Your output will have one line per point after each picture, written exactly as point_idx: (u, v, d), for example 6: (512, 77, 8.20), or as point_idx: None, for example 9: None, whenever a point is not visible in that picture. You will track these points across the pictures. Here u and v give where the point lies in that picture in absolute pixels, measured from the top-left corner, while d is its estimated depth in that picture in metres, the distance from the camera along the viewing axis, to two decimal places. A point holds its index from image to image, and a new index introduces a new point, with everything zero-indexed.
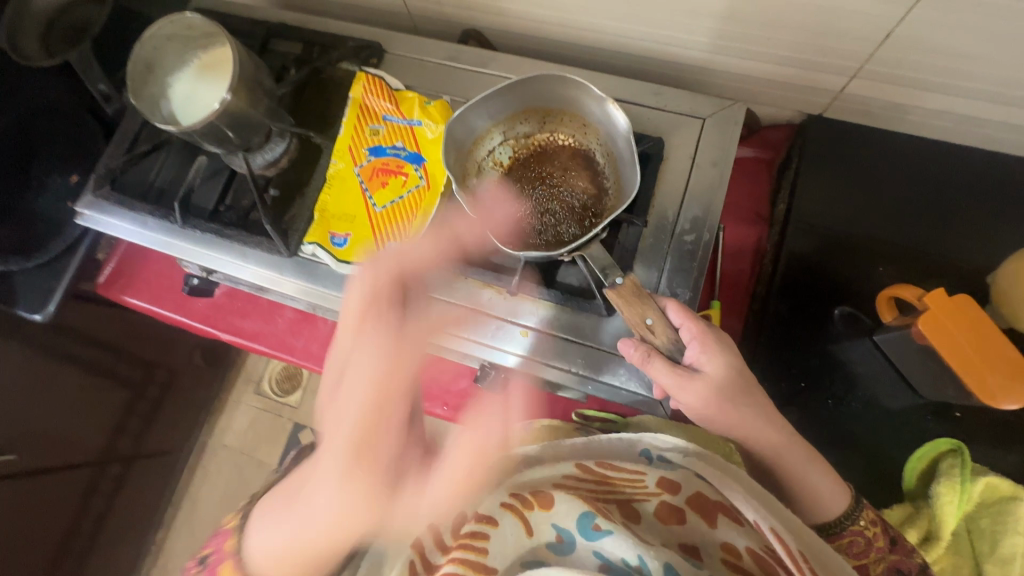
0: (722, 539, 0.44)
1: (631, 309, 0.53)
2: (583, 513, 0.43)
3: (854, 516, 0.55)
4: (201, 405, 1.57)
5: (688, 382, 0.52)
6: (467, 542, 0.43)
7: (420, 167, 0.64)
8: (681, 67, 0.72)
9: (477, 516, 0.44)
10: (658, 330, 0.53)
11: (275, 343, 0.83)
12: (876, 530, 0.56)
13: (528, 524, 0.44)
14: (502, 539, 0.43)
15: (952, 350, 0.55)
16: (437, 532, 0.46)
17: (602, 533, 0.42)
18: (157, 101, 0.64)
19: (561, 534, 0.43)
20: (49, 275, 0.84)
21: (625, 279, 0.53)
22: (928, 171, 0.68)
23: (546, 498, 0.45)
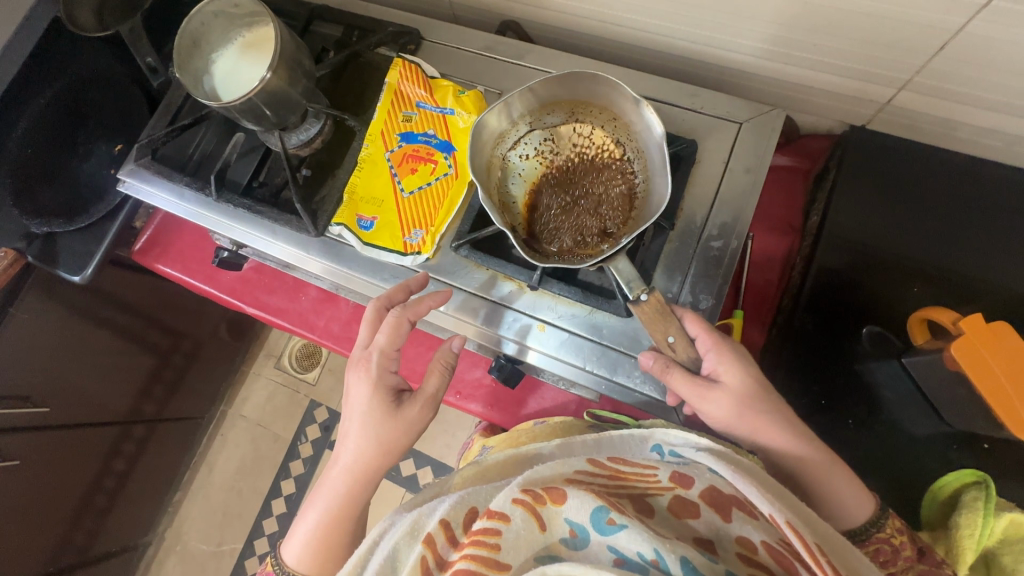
0: (736, 534, 0.45)
1: (655, 326, 0.53)
2: (596, 508, 0.44)
3: (881, 523, 0.53)
4: (223, 375, 1.62)
5: (704, 395, 0.53)
6: (478, 538, 0.45)
7: (450, 156, 0.65)
8: (721, 70, 0.70)
9: (490, 512, 0.46)
10: (680, 346, 0.53)
11: (297, 320, 0.85)
12: (903, 539, 0.54)
13: (541, 520, 0.46)
14: (515, 536, 0.45)
15: (984, 377, 0.53)
16: (448, 526, 0.48)
17: (615, 527, 0.43)
18: (201, 76, 0.66)
19: (573, 529, 0.45)
20: (91, 239, 0.87)
21: (650, 296, 0.53)
22: (974, 191, 0.65)
23: (558, 493, 0.46)
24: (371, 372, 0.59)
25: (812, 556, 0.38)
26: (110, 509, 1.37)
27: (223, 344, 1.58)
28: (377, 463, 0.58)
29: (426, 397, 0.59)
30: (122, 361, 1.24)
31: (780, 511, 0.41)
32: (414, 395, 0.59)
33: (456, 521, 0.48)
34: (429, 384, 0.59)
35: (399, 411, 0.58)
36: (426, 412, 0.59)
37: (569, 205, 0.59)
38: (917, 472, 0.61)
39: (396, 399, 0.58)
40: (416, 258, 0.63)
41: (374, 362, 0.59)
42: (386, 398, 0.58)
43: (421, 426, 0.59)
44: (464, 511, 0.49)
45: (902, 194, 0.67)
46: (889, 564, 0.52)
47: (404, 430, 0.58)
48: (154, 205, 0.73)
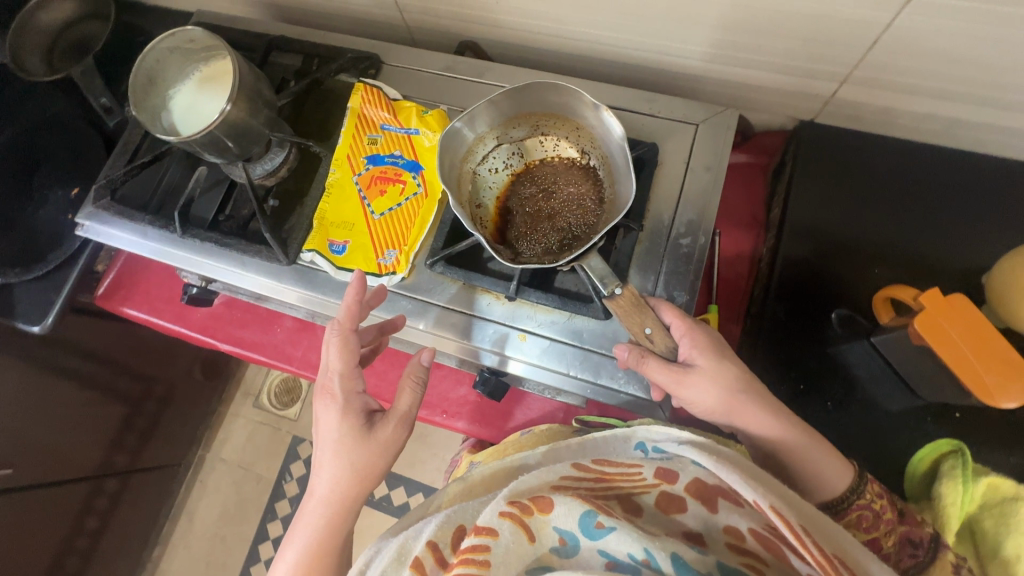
0: (723, 523, 0.47)
1: (631, 319, 0.55)
2: (583, 513, 0.45)
3: (860, 490, 0.55)
4: (199, 418, 1.57)
5: (679, 380, 0.54)
6: (467, 556, 0.44)
7: (418, 175, 0.65)
8: (674, 76, 0.73)
9: (477, 528, 0.46)
10: (657, 338, 0.55)
11: (274, 352, 0.83)
12: (883, 503, 0.55)
13: (530, 531, 0.46)
14: (505, 548, 0.45)
15: (949, 349, 0.54)
16: (436, 548, 0.47)
17: (604, 530, 0.44)
18: (158, 113, 0.65)
19: (563, 536, 0.46)
20: (50, 287, 0.84)
21: (624, 289, 0.55)
22: (918, 173, 0.68)
23: (544, 502, 0.46)
24: (337, 397, 0.57)
25: (796, 539, 0.39)
26: (83, 571, 1.29)
27: (197, 386, 1.53)
28: (355, 491, 0.56)
29: (398, 416, 0.57)
30: (90, 413, 1.19)
31: (762, 496, 0.41)
32: (385, 415, 0.57)
33: (444, 541, 0.48)
34: (401, 402, 0.57)
35: (370, 432, 0.55)
36: (399, 432, 0.57)
37: (541, 215, 0.60)
38: (898, 449, 0.62)
39: (367, 421, 0.56)
40: (391, 278, 0.62)
41: (338, 386, 0.57)
42: (355, 421, 0.56)
43: (396, 447, 0.57)
44: (451, 530, 0.48)
45: (854, 181, 0.70)
46: (871, 530, 0.54)
47: (378, 453, 0.55)
48: (115, 246, 0.71)
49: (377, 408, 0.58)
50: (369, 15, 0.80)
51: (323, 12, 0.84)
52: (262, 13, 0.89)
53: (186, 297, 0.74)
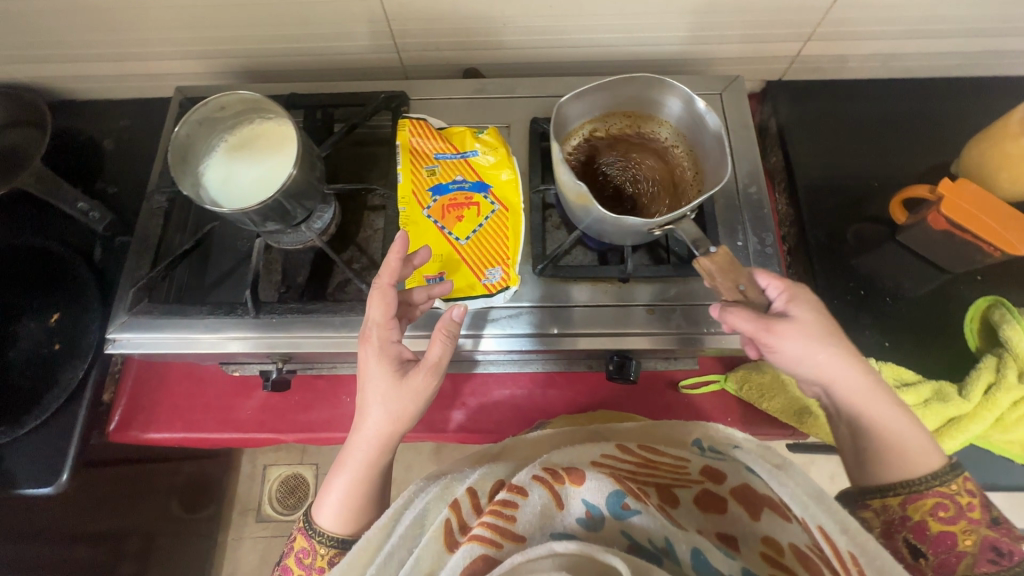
0: (764, 532, 0.47)
1: (724, 276, 0.55)
2: (613, 492, 0.48)
3: (945, 478, 0.50)
4: (195, 558, 1.34)
5: (771, 326, 0.52)
6: (498, 508, 0.46)
7: (490, 193, 0.65)
8: (665, 62, 0.82)
9: (511, 485, 0.48)
10: (751, 293, 0.55)
11: (352, 424, 0.75)
12: (973, 500, 0.49)
13: (560, 499, 0.48)
14: (532, 511, 0.47)
15: (972, 221, 0.66)
16: (475, 495, 0.51)
17: (630, 511, 0.47)
18: (197, 191, 0.59)
19: (589, 509, 0.48)
20: (53, 435, 0.70)
21: (718, 248, 0.55)
22: (873, 102, 0.83)
23: (577, 475, 0.49)
24: (373, 344, 0.55)
25: (833, 560, 0.42)
26: None
27: (189, 519, 1.31)
28: (390, 433, 0.54)
29: (431, 366, 0.54)
30: None
31: (812, 518, 0.44)
32: (419, 364, 0.54)
33: (482, 491, 0.51)
34: (433, 351, 0.54)
35: (405, 378, 0.53)
36: (431, 381, 0.54)
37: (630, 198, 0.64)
38: (947, 319, 0.73)
39: (402, 367, 0.54)
40: (505, 294, 0.61)
41: (376, 334, 0.55)
42: (390, 367, 0.54)
43: (429, 396, 0.54)
44: (490, 483, 0.53)
45: (829, 118, 0.84)
46: (949, 519, 0.49)
47: (409, 399, 0.53)
48: (160, 354, 0.62)
49: (412, 358, 0.56)
50: (367, 61, 0.80)
51: (311, 67, 0.82)
52: (235, 81, 0.85)
53: (267, 387, 0.65)
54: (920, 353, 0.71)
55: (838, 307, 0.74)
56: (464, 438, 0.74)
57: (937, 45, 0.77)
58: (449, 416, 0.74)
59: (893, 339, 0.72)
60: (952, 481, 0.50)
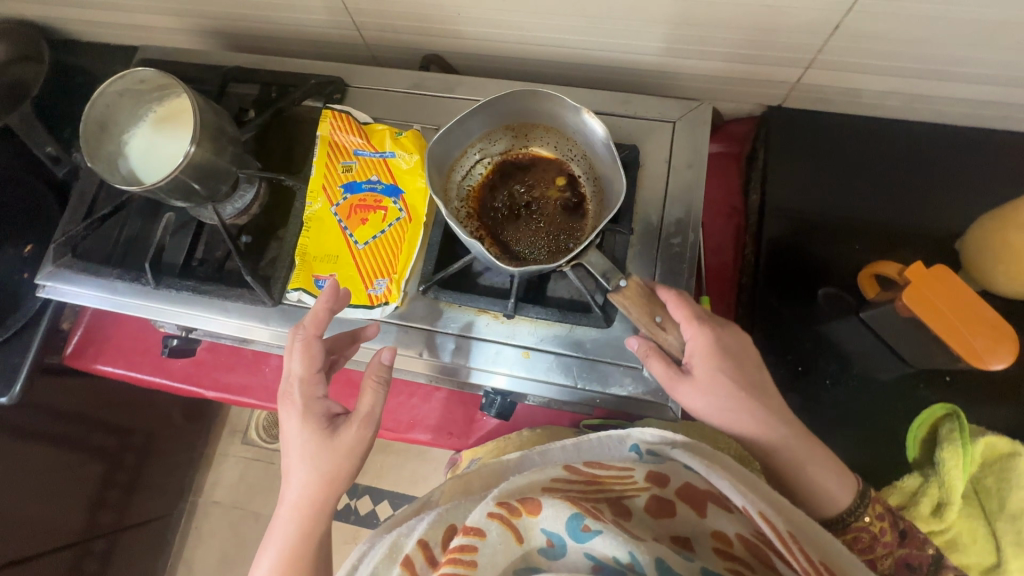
0: (712, 528, 0.44)
1: (641, 310, 0.53)
2: (571, 516, 0.41)
3: (859, 512, 0.54)
4: (184, 467, 1.44)
5: (677, 384, 0.53)
6: (456, 556, 0.41)
7: (399, 199, 0.63)
8: (641, 73, 0.73)
9: (465, 528, 0.42)
10: (668, 327, 0.53)
11: (264, 393, 0.79)
12: (884, 525, 0.55)
13: (517, 532, 0.42)
14: (492, 550, 0.41)
15: (934, 316, 0.56)
16: (427, 546, 0.45)
17: (591, 534, 0.41)
18: (114, 160, 0.62)
19: (550, 538, 0.42)
20: (13, 352, 0.79)
21: (628, 282, 0.53)
22: (881, 150, 0.71)
23: (533, 503, 0.43)
24: (296, 403, 0.55)
25: (784, 544, 0.39)
26: None
27: (182, 430, 1.41)
28: (325, 493, 0.53)
29: (362, 417, 0.54)
30: (68, 475, 1.09)
31: (752, 503, 0.42)
32: (349, 417, 0.54)
33: (436, 540, 0.45)
34: (363, 403, 0.54)
35: (334, 436, 0.53)
36: (364, 433, 0.54)
37: (531, 218, 0.59)
38: (897, 415, 0.64)
39: (329, 424, 0.54)
40: (385, 309, 0.61)
41: (298, 391, 0.55)
42: (316, 427, 0.54)
43: (364, 449, 0.54)
44: (442, 529, 0.46)
45: (824, 160, 0.72)
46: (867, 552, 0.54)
47: (342, 456, 0.53)
48: (83, 304, 0.68)
49: (341, 412, 0.56)
50: (329, 35, 0.78)
51: (276, 35, 0.80)
52: (212, 42, 0.85)
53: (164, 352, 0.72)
54: (851, 449, 0.63)
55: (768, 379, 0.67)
56: None
57: (975, 91, 0.63)
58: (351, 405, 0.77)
59: (822, 427, 0.64)
60: (866, 514, 0.54)
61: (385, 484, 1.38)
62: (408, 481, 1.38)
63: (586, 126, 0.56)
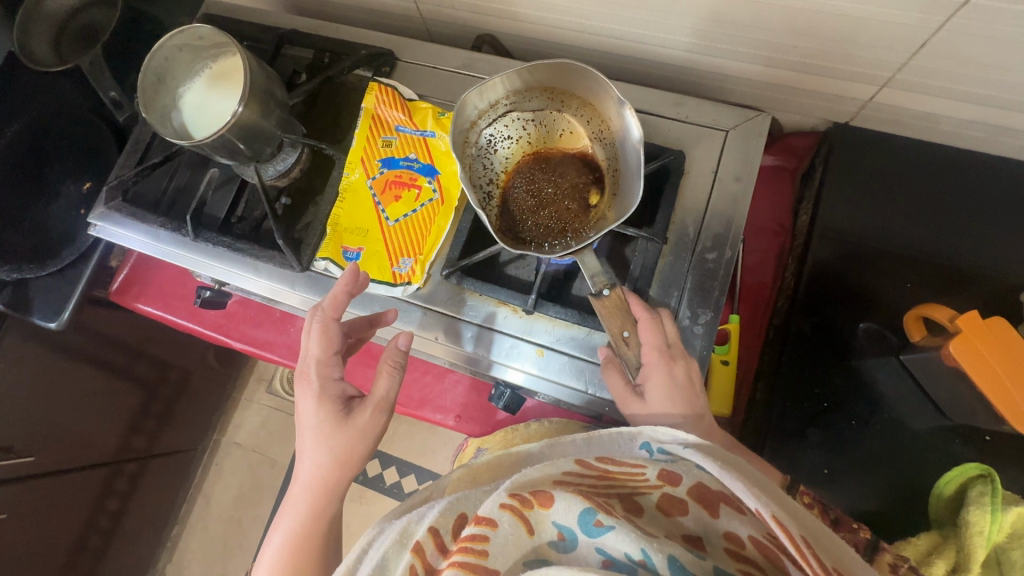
0: (724, 529, 0.41)
1: (613, 320, 0.53)
2: (583, 510, 0.39)
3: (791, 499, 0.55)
4: (212, 405, 1.50)
5: (629, 403, 0.54)
6: (466, 545, 0.40)
7: (434, 180, 0.63)
8: (701, 74, 0.69)
9: (477, 517, 0.41)
10: (632, 344, 0.53)
11: (287, 353, 0.82)
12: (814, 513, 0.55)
13: (528, 524, 0.41)
14: (503, 542, 0.40)
15: (984, 373, 0.52)
16: (438, 533, 0.44)
17: (603, 529, 0.38)
18: (168, 112, 0.64)
19: (562, 531, 0.40)
20: (65, 282, 0.85)
21: (611, 291, 0.53)
22: (951, 183, 0.66)
23: (545, 496, 0.41)
24: (313, 383, 0.56)
25: (797, 552, 0.35)
26: (106, 549, 1.27)
27: (215, 373, 1.47)
28: (337, 474, 0.55)
29: (376, 401, 0.55)
30: (108, 400, 1.16)
31: (766, 505, 0.37)
32: (363, 401, 0.55)
33: (446, 528, 0.44)
34: (379, 387, 0.55)
35: (348, 418, 0.54)
36: (378, 416, 0.55)
37: (540, 192, 0.57)
38: (921, 465, 0.61)
39: (344, 407, 0.55)
40: (406, 288, 0.61)
41: (315, 372, 0.56)
42: (332, 408, 0.55)
43: (376, 433, 0.55)
44: (454, 517, 0.44)
45: (886, 188, 0.67)
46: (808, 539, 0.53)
47: (356, 438, 0.54)
48: (128, 247, 0.71)
49: (356, 395, 0.57)
50: (386, 6, 0.77)
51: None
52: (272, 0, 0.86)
53: (198, 301, 0.76)
54: (861, 492, 0.62)
55: (790, 412, 0.65)
56: None
57: None
58: (366, 375, 0.80)
59: (836, 465, 0.62)
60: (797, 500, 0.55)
61: (395, 451, 1.42)
62: (417, 451, 1.41)
63: (625, 123, 0.53)
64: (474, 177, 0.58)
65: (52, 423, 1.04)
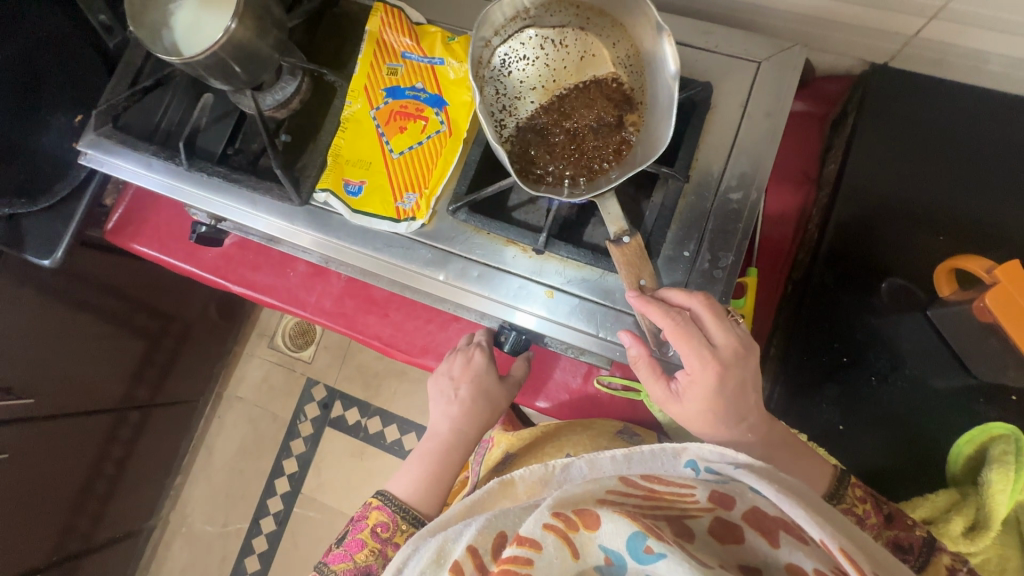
0: (785, 561, 0.38)
1: (630, 270, 0.50)
2: (632, 534, 0.37)
3: (841, 495, 0.54)
4: (214, 358, 1.49)
5: (662, 395, 0.51)
6: (508, 568, 0.37)
7: (442, 110, 0.59)
8: (732, 5, 0.63)
9: (520, 538, 0.39)
10: None
11: (286, 297, 0.80)
12: (868, 508, 0.54)
13: (573, 546, 0.39)
14: (548, 565, 0.38)
15: (1019, 325, 0.50)
16: (477, 553, 0.41)
17: (653, 557, 0.36)
18: (158, 30, 0.60)
19: (609, 556, 0.38)
20: (58, 220, 0.82)
21: (632, 238, 0.49)
22: (997, 131, 0.61)
23: (591, 517, 0.39)
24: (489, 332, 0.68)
25: None
26: (111, 495, 1.28)
27: (215, 326, 1.46)
28: (493, 400, 0.65)
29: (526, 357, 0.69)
30: (109, 348, 1.14)
31: (833, 538, 0.36)
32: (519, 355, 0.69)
33: (485, 547, 0.41)
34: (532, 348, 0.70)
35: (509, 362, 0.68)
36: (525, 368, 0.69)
37: (558, 119, 0.51)
38: (943, 425, 0.59)
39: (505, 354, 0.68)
40: (409, 224, 0.58)
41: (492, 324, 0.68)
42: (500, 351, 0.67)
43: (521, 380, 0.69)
44: (492, 535, 0.42)
45: (924, 135, 0.63)
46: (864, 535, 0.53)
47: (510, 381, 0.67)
48: (120, 178, 0.67)
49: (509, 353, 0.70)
50: None
51: None
52: None
53: (192, 236, 0.74)
54: (878, 451, 0.60)
55: (804, 365, 0.62)
56: (376, 345, 0.78)
57: None
58: (367, 322, 0.78)
59: (851, 423, 0.61)
60: (847, 497, 0.54)
61: (396, 409, 1.42)
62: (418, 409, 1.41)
63: (656, 48, 0.49)
64: (484, 99, 0.52)
65: (53, 368, 1.03)
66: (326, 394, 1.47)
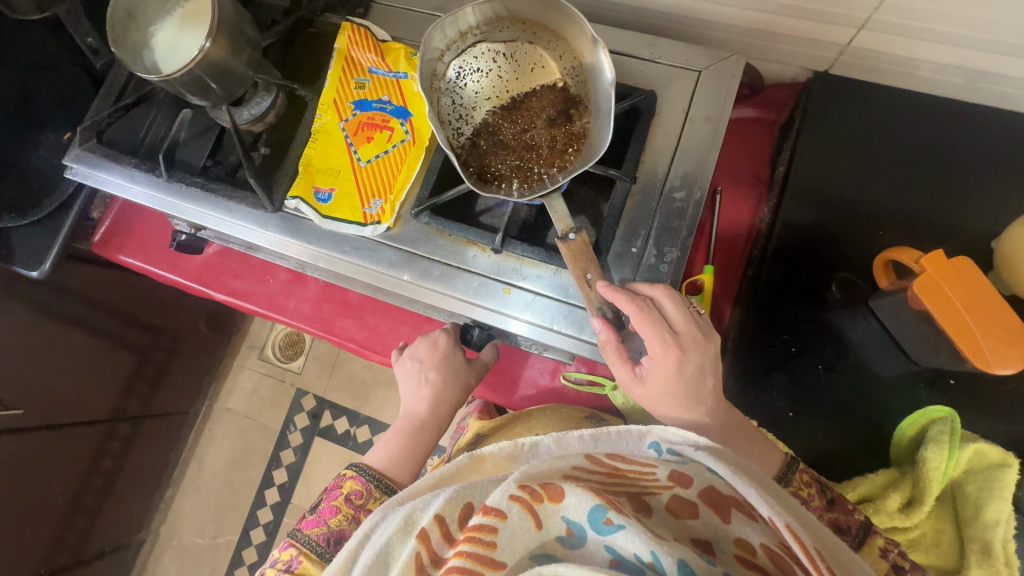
0: (736, 535, 0.39)
1: (576, 264, 0.53)
2: (593, 507, 0.38)
3: (788, 479, 0.56)
4: (203, 371, 1.51)
5: (629, 382, 0.54)
6: (473, 535, 0.39)
7: (407, 121, 0.63)
8: (680, 19, 0.67)
9: (486, 507, 0.40)
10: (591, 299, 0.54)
11: (266, 303, 0.83)
12: (812, 492, 0.56)
13: (538, 518, 0.39)
14: (512, 534, 0.39)
15: (945, 313, 0.53)
16: (444, 522, 0.43)
17: (613, 528, 0.37)
18: (140, 50, 0.63)
19: (571, 527, 0.39)
20: (44, 233, 0.85)
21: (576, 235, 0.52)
22: (931, 132, 0.65)
23: (555, 491, 0.40)
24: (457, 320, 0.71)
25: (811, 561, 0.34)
26: (100, 508, 1.29)
27: (205, 338, 1.48)
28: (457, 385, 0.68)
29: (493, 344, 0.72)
30: (98, 361, 1.16)
31: (779, 515, 0.37)
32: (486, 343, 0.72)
33: (452, 516, 0.43)
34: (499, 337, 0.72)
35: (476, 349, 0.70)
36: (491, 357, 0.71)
37: (509, 125, 0.55)
38: (888, 410, 0.62)
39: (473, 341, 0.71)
40: (375, 227, 0.61)
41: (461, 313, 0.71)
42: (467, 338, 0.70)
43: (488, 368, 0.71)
44: (459, 506, 0.43)
45: (864, 137, 0.67)
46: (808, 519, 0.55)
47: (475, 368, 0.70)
48: (105, 189, 0.71)
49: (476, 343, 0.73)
50: None
51: None
52: None
53: (175, 244, 0.78)
54: (829, 437, 0.63)
55: (757, 356, 0.65)
56: (353, 347, 0.81)
57: None
58: (344, 325, 0.81)
59: (804, 411, 0.63)
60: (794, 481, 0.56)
61: (384, 417, 1.44)
62: None
63: (597, 59, 0.53)
64: (440, 109, 0.56)
65: (42, 381, 1.05)
66: (314, 403, 1.49)
